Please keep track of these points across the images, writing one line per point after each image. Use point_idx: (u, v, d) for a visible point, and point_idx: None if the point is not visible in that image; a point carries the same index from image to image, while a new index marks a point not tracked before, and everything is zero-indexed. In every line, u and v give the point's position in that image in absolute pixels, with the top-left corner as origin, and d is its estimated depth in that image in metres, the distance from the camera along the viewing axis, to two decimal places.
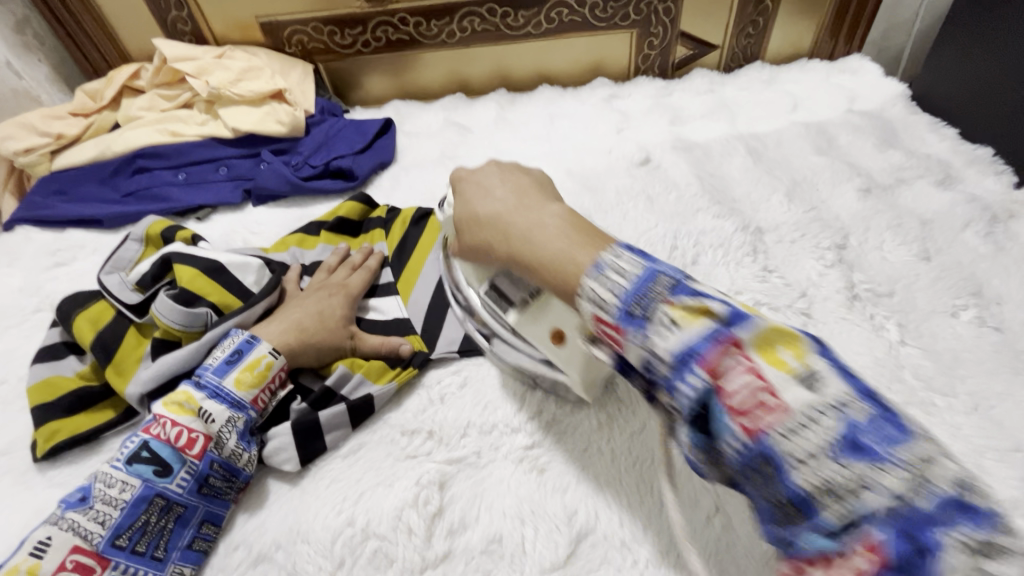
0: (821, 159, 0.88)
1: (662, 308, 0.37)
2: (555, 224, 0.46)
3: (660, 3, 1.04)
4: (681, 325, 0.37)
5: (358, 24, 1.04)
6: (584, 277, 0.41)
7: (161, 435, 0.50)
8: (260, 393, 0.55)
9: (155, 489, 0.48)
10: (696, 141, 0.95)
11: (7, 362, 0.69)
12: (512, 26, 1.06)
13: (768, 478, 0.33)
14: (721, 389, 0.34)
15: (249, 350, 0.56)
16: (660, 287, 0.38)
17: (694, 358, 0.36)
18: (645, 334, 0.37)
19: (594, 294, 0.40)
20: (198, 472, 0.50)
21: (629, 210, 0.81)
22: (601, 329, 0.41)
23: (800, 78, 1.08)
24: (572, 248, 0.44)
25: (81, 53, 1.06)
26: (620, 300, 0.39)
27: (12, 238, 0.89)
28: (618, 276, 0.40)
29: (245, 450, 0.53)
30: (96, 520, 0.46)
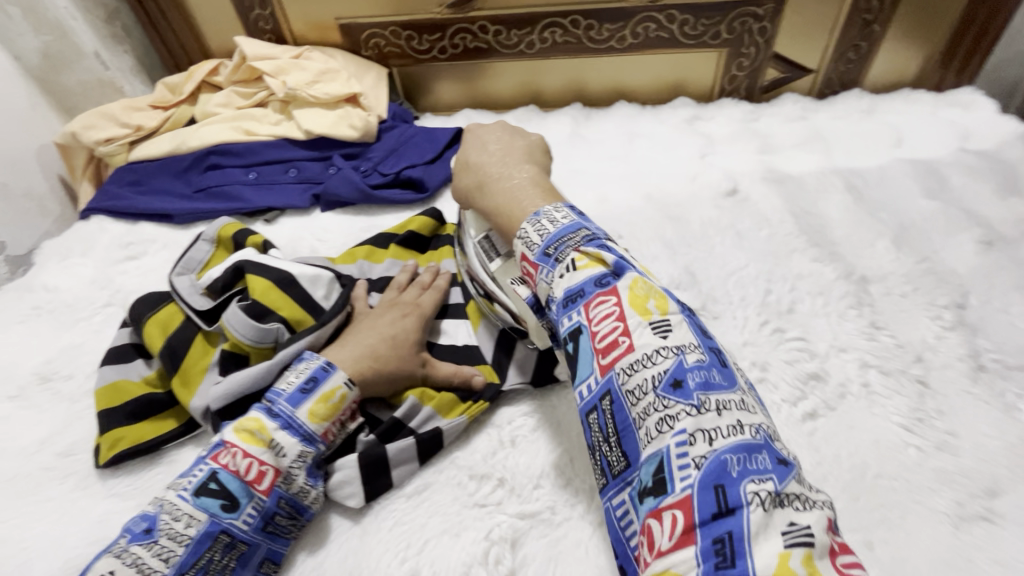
0: (932, 203, 0.80)
1: (570, 254, 0.46)
2: (520, 179, 0.58)
3: (755, 22, 0.98)
4: (578, 269, 0.45)
5: (437, 30, 1.01)
6: (524, 222, 0.51)
7: (232, 467, 0.48)
8: (330, 426, 0.53)
9: (221, 526, 0.46)
10: (788, 173, 0.88)
11: (76, 356, 0.69)
12: (595, 39, 1.01)
13: (611, 410, 0.40)
14: (590, 329, 0.42)
15: (325, 379, 0.53)
16: (575, 238, 0.48)
17: (579, 297, 0.43)
18: (551, 273, 0.46)
19: (527, 236, 0.50)
20: (265, 509, 0.48)
21: (716, 245, 0.76)
22: (524, 267, 0.50)
23: (903, 109, 1.00)
24: (529, 198, 0.56)
25: (165, 46, 1.08)
26: (541, 244, 0.48)
27: (87, 227, 0.90)
28: (549, 224, 0.50)
29: (312, 488, 0.51)
30: (159, 556, 0.44)
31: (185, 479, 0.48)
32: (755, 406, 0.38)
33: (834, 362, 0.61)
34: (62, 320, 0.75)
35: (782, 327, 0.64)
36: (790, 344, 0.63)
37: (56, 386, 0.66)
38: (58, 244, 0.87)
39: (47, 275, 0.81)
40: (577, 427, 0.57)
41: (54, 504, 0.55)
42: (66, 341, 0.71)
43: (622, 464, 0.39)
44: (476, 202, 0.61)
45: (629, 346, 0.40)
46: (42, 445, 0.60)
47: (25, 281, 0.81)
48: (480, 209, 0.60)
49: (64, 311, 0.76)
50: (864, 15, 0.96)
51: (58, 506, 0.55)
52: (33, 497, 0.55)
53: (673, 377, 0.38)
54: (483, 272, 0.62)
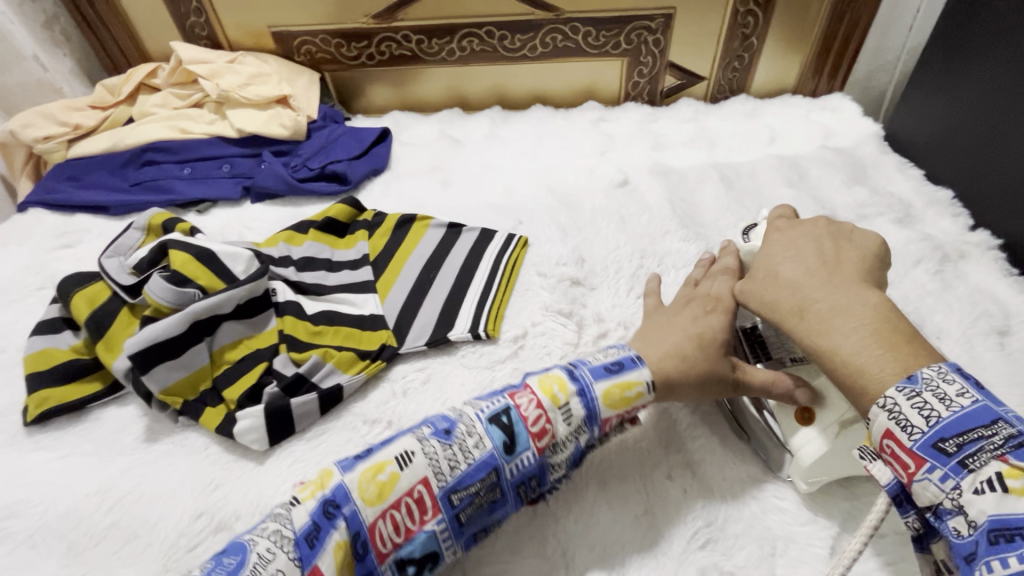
0: (789, 192, 0.93)
1: (994, 464, 0.37)
2: (868, 311, 0.49)
3: (650, 34, 1.10)
4: (1013, 494, 0.36)
5: (364, 38, 1.10)
6: (892, 389, 0.42)
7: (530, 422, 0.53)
8: (612, 416, 0.56)
9: (496, 463, 0.51)
10: (674, 167, 1.00)
11: (8, 332, 0.75)
12: (509, 48, 1.11)
13: None
14: None
15: (631, 368, 0.56)
16: (994, 438, 0.38)
17: (1017, 534, 0.35)
18: (955, 479, 0.38)
19: (897, 410, 0.42)
20: (528, 466, 0.53)
21: (601, 229, 0.86)
22: (887, 449, 0.42)
23: (781, 112, 1.13)
24: (863, 345, 0.47)
25: (104, 50, 1.13)
26: (928, 432, 0.40)
27: (25, 219, 0.95)
28: (938, 402, 0.40)
29: (564, 465, 0.55)
30: (451, 459, 0.50)
31: (481, 403, 0.54)
32: None
33: None
34: None
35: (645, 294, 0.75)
36: None
37: None
38: None
39: None
40: (459, 378, 0.67)
41: None
42: None
43: None
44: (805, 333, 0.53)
45: None
46: None
47: None
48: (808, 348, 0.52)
49: None
50: (743, 29, 1.09)
51: None
52: None
53: None
54: None
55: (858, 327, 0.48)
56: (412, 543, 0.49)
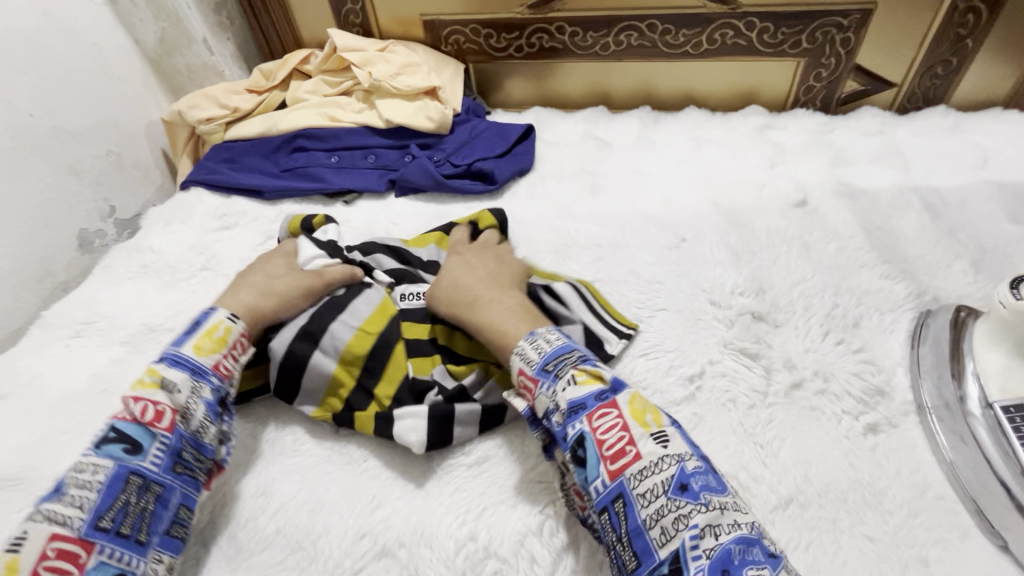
0: (1016, 228, 0.77)
1: (570, 369, 0.50)
2: (510, 305, 0.60)
3: (839, 33, 0.96)
4: (579, 384, 0.49)
5: (515, 29, 1.05)
6: (520, 340, 0.55)
7: (598, 429, 0.46)
8: (220, 360, 0.57)
9: (130, 468, 0.48)
10: (861, 187, 0.86)
11: (177, 312, 0.78)
12: (670, 43, 1.02)
13: (620, 515, 0.43)
14: (595, 437, 0.46)
15: (206, 317, 0.59)
16: (572, 357, 0.51)
17: (582, 408, 0.47)
18: (552, 388, 0.49)
19: (525, 353, 0.53)
20: (170, 445, 0.50)
21: (781, 255, 0.75)
22: (521, 379, 0.52)
23: (993, 129, 0.95)
24: (518, 321, 0.58)
25: (263, 34, 1.16)
26: (540, 360, 0.52)
27: (187, 198, 0.99)
28: (545, 344, 0.53)
29: (211, 424, 0.54)
30: (72, 505, 0.45)
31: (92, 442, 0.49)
32: (744, 504, 0.44)
33: (901, 378, 0.60)
34: (166, 280, 0.84)
35: (846, 339, 0.64)
36: (854, 358, 0.62)
37: (161, 336, 0.75)
38: (162, 211, 0.97)
39: (153, 238, 0.91)
40: None
41: None
42: (169, 299, 0.81)
43: (634, 562, 0.42)
44: (465, 319, 0.61)
45: (636, 454, 0.45)
46: None
47: (135, 242, 0.91)
48: (469, 325, 0.60)
49: (166, 272, 0.85)
50: (957, 29, 0.93)
51: None
52: None
53: (679, 481, 0.43)
54: (1009, 464, 0.49)
55: (506, 312, 0.59)
56: None
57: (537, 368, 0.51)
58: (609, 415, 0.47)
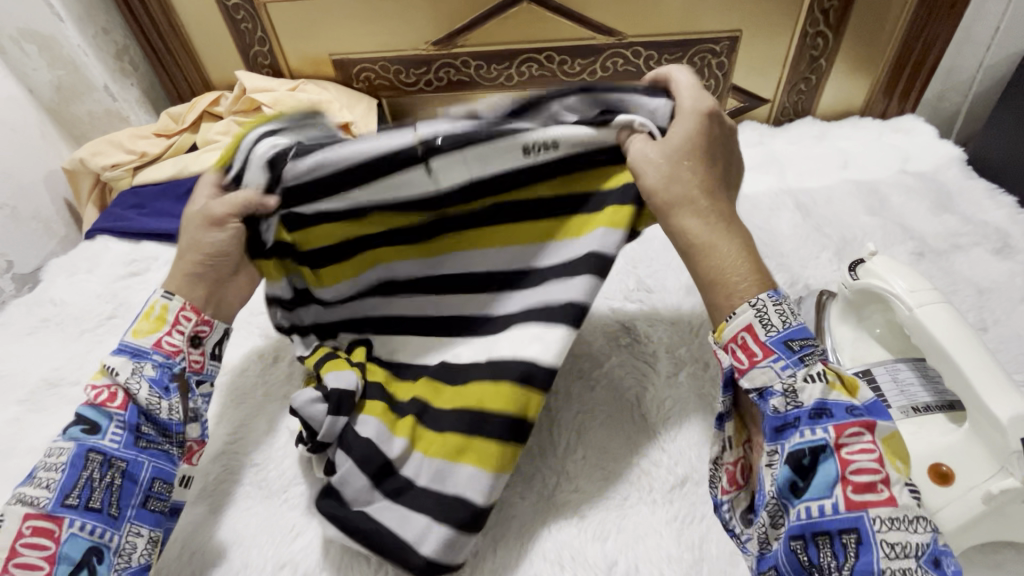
0: (872, 219, 0.88)
1: (820, 365, 0.43)
2: (734, 250, 0.47)
3: (714, 58, 1.07)
4: (831, 388, 0.42)
5: (423, 64, 1.10)
6: (761, 293, 0.45)
7: (846, 448, 0.40)
8: (162, 337, 0.55)
9: (88, 446, 0.49)
10: (745, 193, 0.95)
11: (81, 364, 0.76)
12: (568, 72, 1.10)
13: (847, 547, 0.38)
14: (839, 454, 0.40)
15: (145, 300, 0.56)
16: (819, 349, 0.44)
17: (828, 414, 0.41)
18: (794, 369, 0.42)
19: (763, 310, 0.44)
20: (127, 422, 0.51)
21: (675, 259, 0.82)
22: (738, 341, 0.45)
23: (853, 135, 1.08)
24: (737, 264, 0.47)
25: (170, 80, 1.16)
26: (783, 330, 0.43)
27: (92, 246, 0.96)
28: (792, 313, 0.44)
29: (162, 400, 0.53)
30: (41, 486, 0.47)
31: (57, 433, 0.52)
32: None
33: None
34: (69, 332, 0.81)
35: None
36: None
37: (64, 391, 0.72)
38: (64, 262, 0.93)
39: (55, 290, 0.87)
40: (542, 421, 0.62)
41: None
42: (72, 351, 0.78)
43: None
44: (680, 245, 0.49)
45: (888, 496, 0.39)
46: (50, 444, 0.65)
47: (34, 296, 0.87)
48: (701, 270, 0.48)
49: (70, 324, 0.82)
50: (811, 51, 1.06)
51: None
52: None
53: (933, 554, 0.37)
54: None
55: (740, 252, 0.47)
56: (64, 561, 0.45)
57: (773, 337, 0.43)
58: (861, 435, 0.40)
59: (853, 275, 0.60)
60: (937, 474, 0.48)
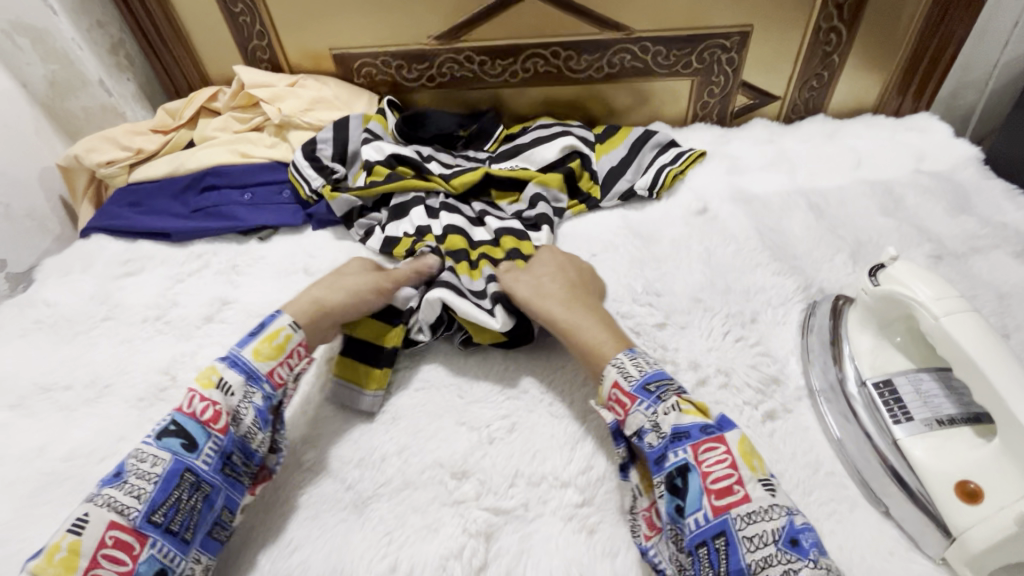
0: (888, 221, 0.85)
1: (673, 397, 0.52)
2: (596, 321, 0.62)
3: (723, 53, 1.04)
4: (684, 411, 0.51)
5: (425, 60, 1.07)
6: (617, 355, 0.57)
7: (703, 463, 0.48)
8: (276, 367, 0.58)
9: (185, 464, 0.51)
10: (755, 193, 0.93)
11: (74, 368, 0.74)
12: (574, 68, 1.07)
13: (719, 552, 0.44)
14: (699, 468, 0.47)
15: (270, 323, 0.60)
16: (672, 385, 0.53)
17: (686, 436, 0.49)
18: (656, 407, 0.51)
19: (623, 367, 0.55)
20: (222, 447, 0.53)
21: (685, 261, 0.79)
22: (614, 392, 0.54)
23: (865, 133, 1.05)
24: (604, 334, 0.60)
25: (167, 75, 1.13)
26: (640, 378, 0.54)
27: (87, 246, 0.94)
28: (643, 364, 0.55)
29: (259, 430, 0.55)
30: (131, 495, 0.48)
31: (148, 435, 0.52)
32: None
33: (793, 366, 0.65)
34: (63, 334, 0.79)
35: (744, 335, 0.68)
36: (753, 352, 0.66)
37: (55, 396, 0.70)
38: (58, 262, 0.91)
39: (48, 291, 0.85)
40: (549, 431, 0.60)
41: (51, 507, 0.57)
42: (65, 354, 0.76)
43: None
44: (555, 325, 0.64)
45: (744, 495, 0.46)
46: (41, 451, 0.63)
47: (26, 297, 0.85)
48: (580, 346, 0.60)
49: (63, 326, 0.80)
50: (824, 47, 1.03)
51: (53, 510, 0.57)
52: (31, 500, 0.58)
53: (790, 535, 0.44)
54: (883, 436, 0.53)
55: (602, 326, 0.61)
56: None
57: (635, 385, 0.53)
58: (714, 448, 0.48)
59: (873, 284, 0.58)
60: (964, 491, 0.46)
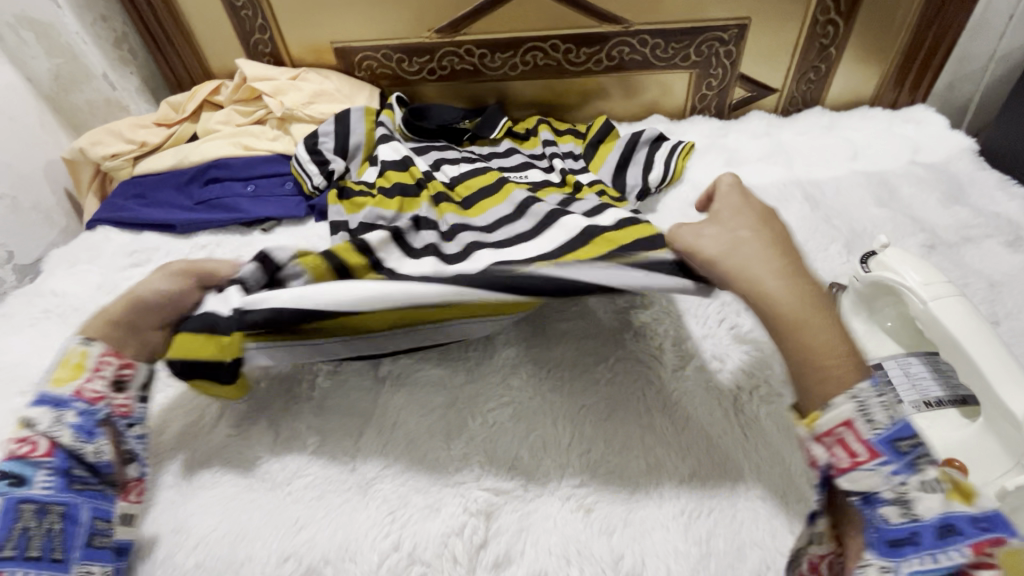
0: (882, 211, 0.86)
1: (935, 469, 0.41)
2: (835, 330, 0.47)
3: (721, 46, 1.05)
4: (952, 496, 0.40)
5: (425, 53, 1.08)
6: (862, 381, 0.44)
7: (968, 568, 0.38)
8: (83, 383, 0.55)
9: (18, 498, 0.49)
10: (752, 184, 0.94)
11: None
12: (573, 61, 1.08)
13: None
14: (967, 574, 0.37)
15: (61, 348, 0.58)
16: (927, 452, 0.42)
17: (959, 532, 0.39)
18: (907, 480, 0.41)
19: (865, 402, 0.43)
20: (56, 467, 0.51)
21: None
22: (836, 436, 0.43)
23: (861, 125, 1.06)
24: (828, 326, 0.47)
25: (169, 68, 1.14)
26: (888, 432, 0.42)
27: (93, 237, 0.95)
28: (896, 409, 0.43)
29: (86, 442, 0.53)
30: None
31: None
32: None
33: None
34: (70, 323, 0.81)
35: (739, 322, 0.69)
36: (748, 339, 0.67)
37: None
38: (65, 253, 0.92)
39: (55, 281, 0.87)
40: (548, 415, 0.62)
41: None
42: None
43: None
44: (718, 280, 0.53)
45: None
46: None
47: (35, 287, 0.87)
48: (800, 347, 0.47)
49: (70, 315, 0.82)
50: (821, 39, 1.03)
51: None
52: None
53: None
54: None
55: (824, 328, 0.47)
56: None
57: (880, 438, 0.42)
58: (987, 552, 0.37)
59: (863, 270, 0.59)
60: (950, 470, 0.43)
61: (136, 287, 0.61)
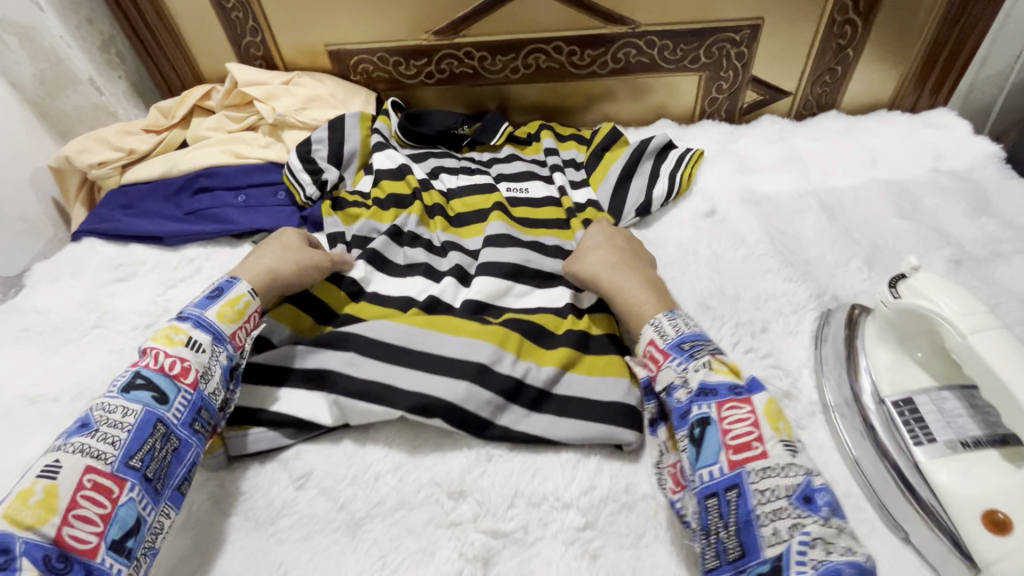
0: (904, 223, 0.81)
1: (706, 356, 0.54)
2: (648, 291, 0.65)
3: (732, 47, 1.00)
4: (714, 371, 0.53)
5: (423, 56, 1.04)
6: (658, 316, 0.60)
7: (726, 418, 0.50)
8: (237, 329, 0.62)
9: (156, 416, 0.53)
10: (765, 193, 0.89)
11: (61, 378, 0.72)
12: (577, 64, 1.04)
13: (731, 500, 0.46)
14: (719, 422, 0.50)
15: (231, 288, 0.64)
16: (708, 348, 0.56)
17: (712, 394, 0.52)
18: (684, 365, 0.54)
19: (659, 327, 0.59)
20: (190, 401, 0.55)
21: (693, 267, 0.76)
22: (649, 349, 0.58)
23: (879, 130, 1.02)
24: (648, 296, 0.64)
25: (158, 71, 1.10)
26: (672, 338, 0.57)
27: (78, 249, 0.91)
28: (679, 326, 0.58)
29: (222, 387, 0.59)
30: (104, 441, 0.50)
31: (111, 391, 0.54)
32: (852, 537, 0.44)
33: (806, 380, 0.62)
34: (50, 342, 0.77)
35: (755, 346, 0.65)
36: (764, 365, 0.63)
37: (42, 408, 0.68)
38: (48, 267, 0.89)
39: (37, 297, 0.83)
40: (551, 448, 0.58)
41: None
42: (53, 364, 0.74)
43: (738, 552, 0.45)
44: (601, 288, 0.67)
45: (761, 451, 0.48)
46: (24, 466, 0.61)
47: (16, 304, 0.83)
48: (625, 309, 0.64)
49: (51, 334, 0.78)
50: (838, 40, 0.98)
51: None
52: None
53: (804, 493, 0.45)
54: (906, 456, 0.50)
55: (645, 291, 0.65)
56: (116, 523, 0.47)
57: (669, 343, 0.57)
58: (739, 407, 0.50)
59: (892, 295, 0.55)
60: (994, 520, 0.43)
61: (268, 258, 0.70)
